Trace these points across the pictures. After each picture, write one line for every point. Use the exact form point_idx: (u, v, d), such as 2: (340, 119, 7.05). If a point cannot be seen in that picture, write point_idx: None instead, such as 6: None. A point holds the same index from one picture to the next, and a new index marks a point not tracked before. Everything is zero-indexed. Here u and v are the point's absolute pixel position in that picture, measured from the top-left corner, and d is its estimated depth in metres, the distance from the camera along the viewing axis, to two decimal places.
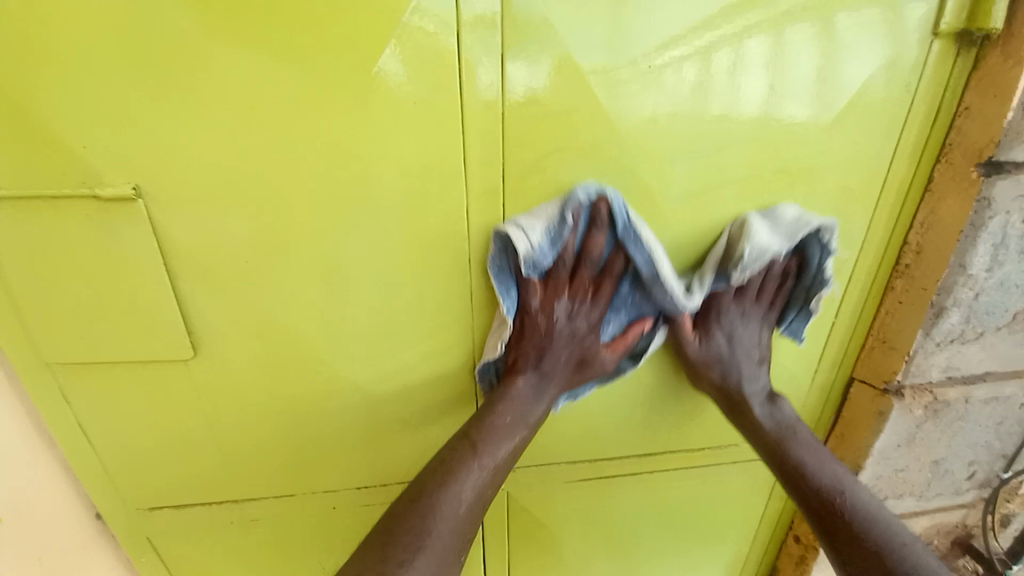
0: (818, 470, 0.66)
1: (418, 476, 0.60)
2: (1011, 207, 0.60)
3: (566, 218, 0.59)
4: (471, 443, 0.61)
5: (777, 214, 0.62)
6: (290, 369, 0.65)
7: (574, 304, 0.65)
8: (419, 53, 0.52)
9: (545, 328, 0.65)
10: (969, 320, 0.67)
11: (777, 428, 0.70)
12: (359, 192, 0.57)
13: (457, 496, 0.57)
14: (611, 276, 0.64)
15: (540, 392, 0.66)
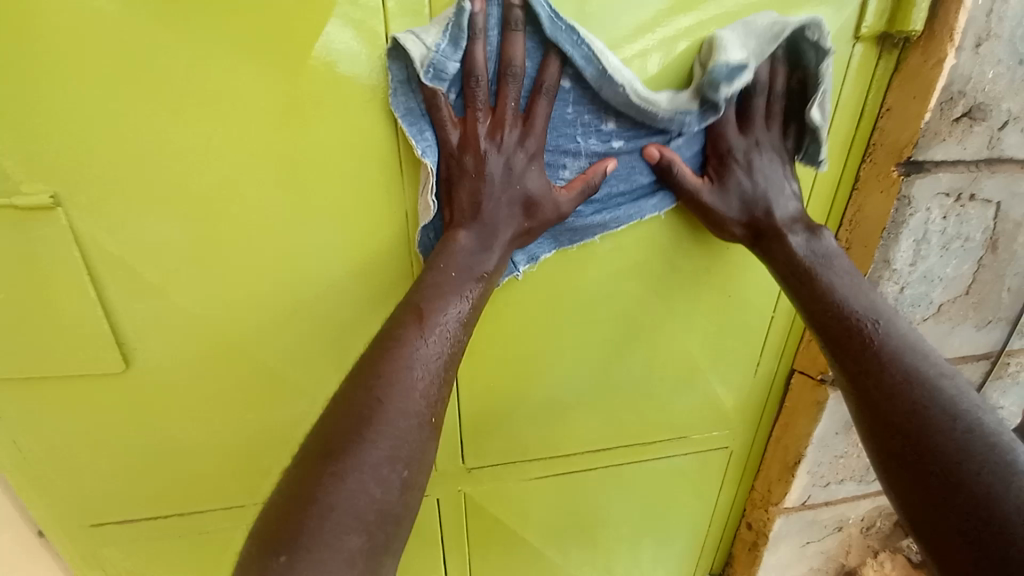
0: (850, 297, 0.57)
1: (361, 355, 0.46)
2: (931, 204, 0.63)
3: (465, 23, 0.51)
4: (416, 311, 0.49)
5: (751, 24, 0.56)
6: (234, 376, 0.64)
7: (504, 140, 0.55)
8: (351, 56, 0.52)
9: (474, 164, 0.54)
10: (896, 312, 0.70)
11: (814, 255, 0.60)
12: (296, 196, 0.56)
13: (402, 366, 0.44)
14: (546, 90, 0.55)
15: (488, 242, 0.55)
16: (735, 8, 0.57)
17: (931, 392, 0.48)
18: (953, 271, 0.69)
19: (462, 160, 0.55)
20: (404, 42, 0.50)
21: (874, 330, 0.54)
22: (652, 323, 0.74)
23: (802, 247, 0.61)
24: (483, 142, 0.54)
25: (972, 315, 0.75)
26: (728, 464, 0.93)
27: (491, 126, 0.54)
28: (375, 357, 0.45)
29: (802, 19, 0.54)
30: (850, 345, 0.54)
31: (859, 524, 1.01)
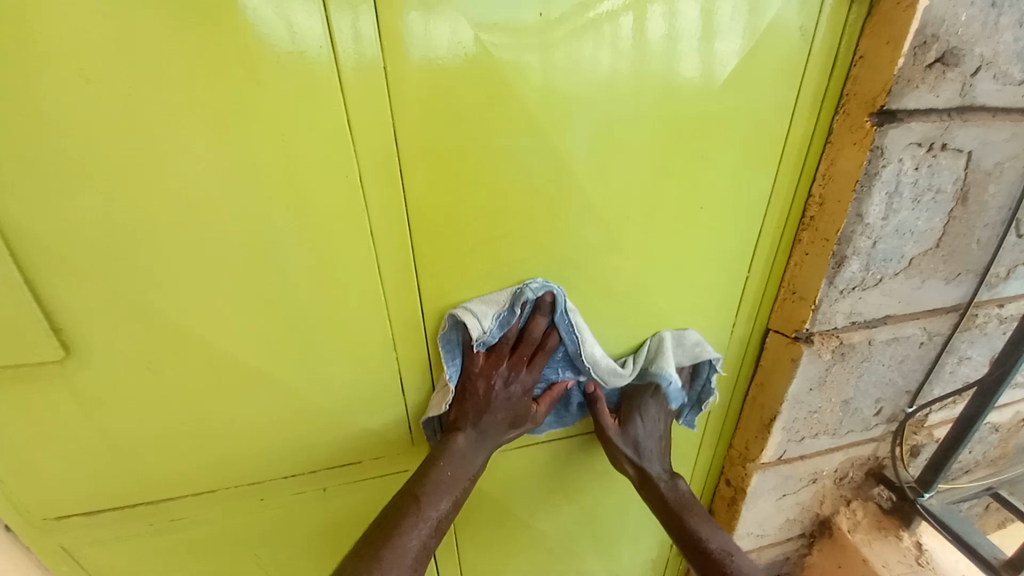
0: (712, 536, 0.69)
1: (359, 539, 0.60)
2: (903, 155, 0.61)
3: (511, 314, 0.67)
4: (415, 497, 0.63)
5: (683, 337, 0.78)
6: (192, 359, 0.62)
7: (509, 374, 0.69)
8: (282, 4, 0.47)
9: (484, 393, 0.69)
10: (868, 267, 0.70)
11: (677, 500, 0.73)
12: (239, 165, 0.53)
13: (395, 556, 0.58)
14: (547, 350, 0.70)
15: (481, 441, 0.69)
16: None
17: None
18: (924, 224, 0.69)
19: (472, 386, 0.68)
20: (464, 319, 0.64)
21: (728, 557, 0.66)
22: (626, 288, 0.73)
23: (668, 493, 0.74)
24: (498, 381, 0.69)
25: (941, 269, 0.75)
26: (706, 425, 0.94)
27: (506, 366, 0.69)
28: (374, 552, 0.58)
29: (715, 353, 0.77)
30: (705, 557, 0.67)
31: (832, 476, 1.05)
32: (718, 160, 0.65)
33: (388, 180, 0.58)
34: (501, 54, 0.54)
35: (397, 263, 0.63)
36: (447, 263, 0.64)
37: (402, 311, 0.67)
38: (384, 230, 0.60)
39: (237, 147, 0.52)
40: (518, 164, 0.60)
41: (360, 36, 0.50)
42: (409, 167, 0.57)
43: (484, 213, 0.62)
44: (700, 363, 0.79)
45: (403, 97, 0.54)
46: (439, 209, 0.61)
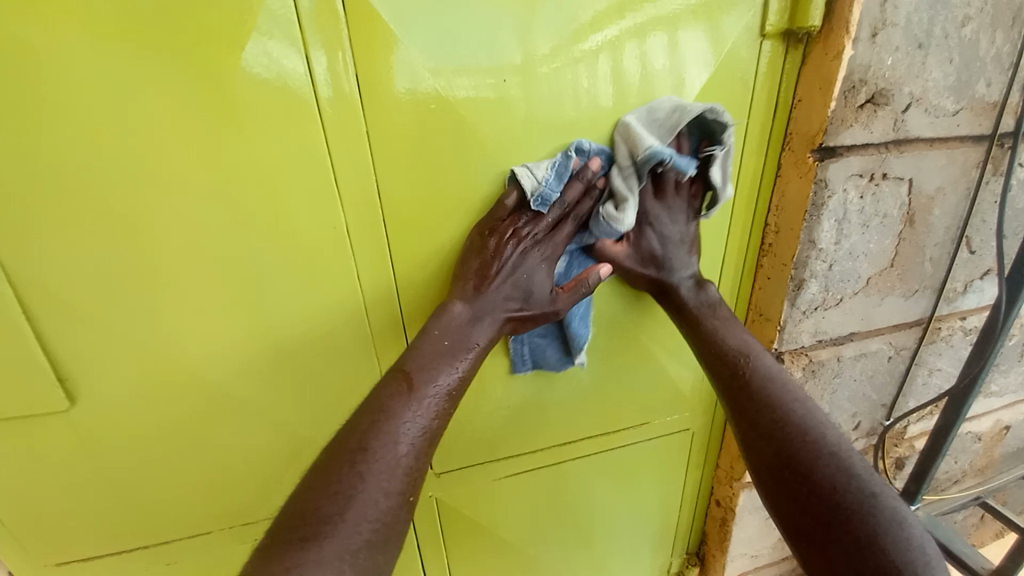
0: (729, 339, 0.68)
1: (341, 430, 0.54)
2: (846, 186, 0.67)
3: (568, 159, 0.63)
4: (406, 376, 0.57)
5: (655, 110, 0.63)
6: (187, 401, 0.64)
7: (527, 240, 0.64)
8: (274, 75, 0.53)
9: (496, 255, 0.64)
10: (827, 288, 0.74)
11: (699, 304, 0.71)
12: (233, 217, 0.58)
13: (393, 435, 0.52)
14: (578, 213, 0.66)
15: (478, 317, 0.63)
16: (662, 16, 0.60)
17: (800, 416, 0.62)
18: (876, 246, 0.74)
19: (488, 243, 0.64)
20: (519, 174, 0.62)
21: (745, 362, 0.66)
22: (601, 314, 0.77)
23: (690, 298, 0.71)
24: (521, 243, 0.64)
25: (898, 287, 0.80)
26: (692, 445, 0.97)
27: (524, 226, 0.64)
28: (360, 436, 0.52)
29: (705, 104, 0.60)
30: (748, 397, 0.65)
31: None
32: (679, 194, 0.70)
33: (372, 225, 0.63)
34: (472, 108, 0.60)
35: (383, 300, 0.68)
36: (431, 299, 0.69)
37: (389, 345, 0.70)
38: (369, 270, 0.65)
39: (233, 202, 0.57)
40: (492, 204, 0.66)
41: (340, 96, 0.56)
42: (391, 212, 0.63)
43: (463, 251, 0.67)
44: (696, 120, 0.63)
45: (383, 151, 0.59)
46: (420, 249, 0.66)
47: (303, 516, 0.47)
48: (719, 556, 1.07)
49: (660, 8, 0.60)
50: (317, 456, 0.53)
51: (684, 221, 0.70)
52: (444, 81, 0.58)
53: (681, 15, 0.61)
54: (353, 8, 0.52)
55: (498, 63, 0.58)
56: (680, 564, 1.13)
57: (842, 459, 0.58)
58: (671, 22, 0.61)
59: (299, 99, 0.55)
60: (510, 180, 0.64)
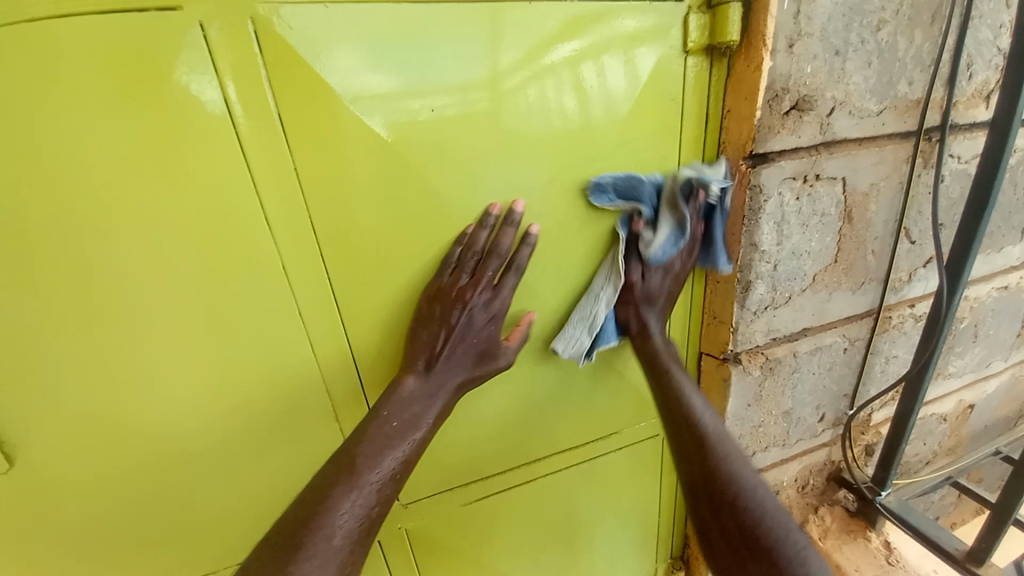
0: (689, 397, 0.72)
1: (291, 505, 0.56)
2: (782, 189, 0.69)
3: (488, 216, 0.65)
4: (349, 463, 0.57)
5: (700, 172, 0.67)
6: (133, 450, 0.63)
7: (473, 301, 0.64)
8: (194, 120, 0.53)
9: (445, 318, 0.64)
10: (775, 288, 0.76)
11: (669, 355, 0.74)
12: (166, 264, 0.57)
13: (328, 529, 0.53)
14: (516, 266, 0.66)
15: (432, 389, 0.64)
16: (604, 38, 0.63)
17: (740, 473, 0.66)
18: (818, 244, 0.77)
19: (434, 310, 0.65)
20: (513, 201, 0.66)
21: (700, 420, 0.70)
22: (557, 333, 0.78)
23: (662, 349, 0.74)
24: (467, 305, 0.64)
25: (844, 281, 0.83)
26: (662, 450, 0.98)
27: (466, 287, 0.64)
28: (292, 534, 0.53)
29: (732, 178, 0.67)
30: (661, 380, 0.73)
31: (794, 485, 1.09)
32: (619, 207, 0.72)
33: (312, 260, 0.62)
34: (433, 128, 0.61)
35: (333, 335, 0.67)
36: (379, 329, 0.69)
37: (342, 378, 0.70)
38: (311, 304, 0.64)
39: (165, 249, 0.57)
40: (433, 230, 0.66)
41: (267, 134, 0.56)
42: (330, 246, 0.62)
43: (408, 277, 0.67)
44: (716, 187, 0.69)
45: (316, 185, 0.59)
46: (363, 281, 0.65)
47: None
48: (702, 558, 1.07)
49: (601, 31, 0.62)
50: (253, 548, 0.54)
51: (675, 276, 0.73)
52: (371, 109, 0.58)
53: (620, 34, 0.63)
54: (271, 50, 0.53)
55: (458, 81, 0.60)
56: (665, 570, 1.13)
57: (765, 519, 0.62)
58: (614, 41, 0.63)
59: (223, 144, 0.55)
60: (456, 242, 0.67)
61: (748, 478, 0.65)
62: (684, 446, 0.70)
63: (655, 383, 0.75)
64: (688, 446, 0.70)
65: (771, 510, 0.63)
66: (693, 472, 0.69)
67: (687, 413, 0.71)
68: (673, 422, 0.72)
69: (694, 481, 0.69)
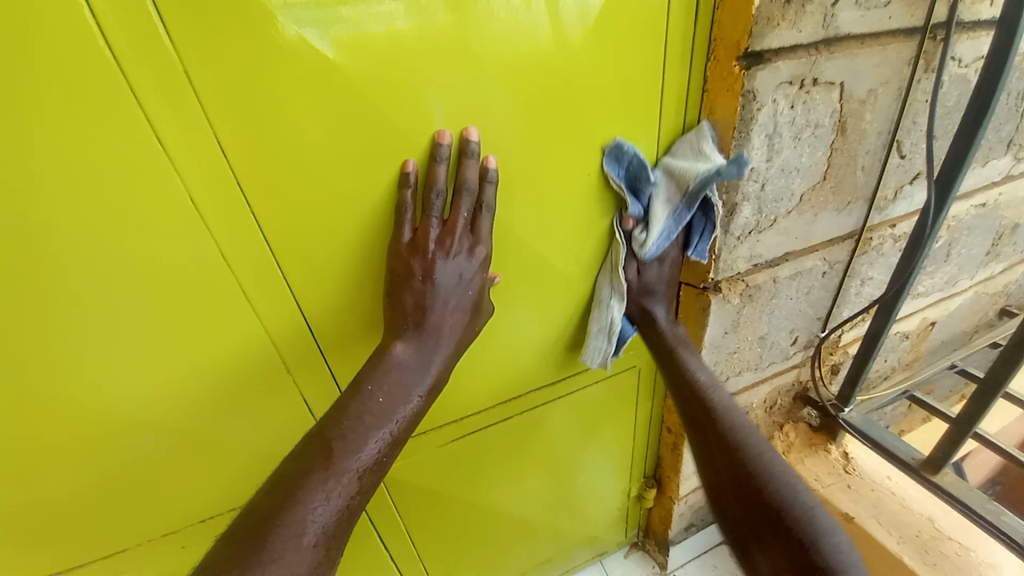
0: (697, 370, 0.75)
1: (260, 489, 0.52)
2: (777, 96, 0.62)
3: (441, 146, 0.56)
4: (326, 445, 0.53)
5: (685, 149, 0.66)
6: (49, 425, 0.56)
7: (453, 250, 0.58)
8: (31, 8, 0.40)
9: (427, 272, 0.58)
10: (760, 210, 0.71)
11: (674, 337, 0.76)
12: (39, 208, 0.46)
13: (300, 524, 0.48)
14: (486, 204, 0.60)
15: (423, 354, 0.59)
16: None
17: (742, 432, 0.69)
18: (808, 159, 0.70)
19: (412, 267, 0.58)
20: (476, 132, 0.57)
21: (708, 392, 0.73)
22: (529, 267, 0.71)
23: (666, 327, 0.76)
24: (447, 253, 0.58)
25: (831, 201, 0.78)
26: (638, 381, 0.97)
27: (441, 236, 0.58)
28: (257, 533, 0.47)
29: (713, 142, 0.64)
30: (669, 361, 0.76)
31: (763, 405, 1.11)
32: (593, 124, 0.63)
33: (229, 196, 0.52)
34: (376, 40, 0.50)
35: (269, 280, 0.58)
36: (322, 273, 0.60)
37: (286, 329, 0.62)
38: (237, 248, 0.55)
39: (33, 188, 0.45)
40: (378, 155, 0.56)
41: (141, 32, 0.43)
42: (251, 176, 0.52)
43: (351, 212, 0.58)
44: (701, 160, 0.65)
45: (222, 100, 0.48)
46: (299, 218, 0.56)
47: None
48: (674, 476, 1.11)
49: None
50: (212, 543, 0.49)
51: (661, 266, 0.74)
52: (292, 6, 0.46)
53: None
54: None
55: None
56: (638, 489, 1.17)
57: (762, 464, 0.66)
58: None
59: (82, 46, 0.42)
60: (404, 178, 0.57)
61: (749, 434, 0.69)
62: (695, 416, 0.73)
63: (664, 362, 0.77)
64: (696, 420, 0.73)
65: (767, 454, 0.67)
66: (704, 440, 0.72)
67: (682, 368, 0.75)
68: (682, 399, 0.75)
69: (703, 443, 0.72)
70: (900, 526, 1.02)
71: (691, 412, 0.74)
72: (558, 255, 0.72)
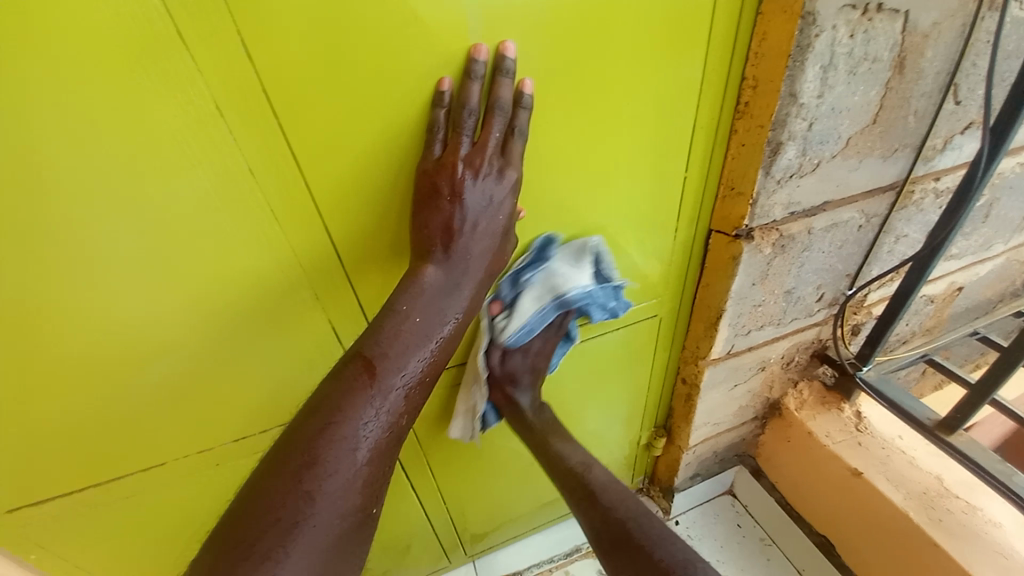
0: (570, 454, 0.80)
1: (303, 407, 0.52)
2: (837, 21, 0.58)
3: (477, 61, 0.53)
4: (368, 362, 0.52)
5: (573, 255, 0.71)
6: (80, 342, 0.55)
7: (483, 171, 0.56)
8: None
9: (456, 192, 0.55)
10: (805, 152, 0.68)
11: (539, 418, 0.83)
12: (57, 108, 0.43)
13: (352, 440, 0.49)
14: (519, 129, 0.57)
15: (455, 276, 0.58)
16: None
17: (621, 502, 0.72)
18: (861, 99, 0.66)
19: (439, 187, 0.56)
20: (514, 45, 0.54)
21: (582, 472, 0.77)
22: (558, 206, 0.69)
23: (533, 415, 0.83)
24: (477, 174, 0.55)
25: (878, 147, 0.73)
26: (658, 330, 0.95)
27: (471, 154, 0.55)
28: (307, 448, 0.48)
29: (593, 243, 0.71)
30: (539, 441, 0.82)
31: (780, 362, 1.10)
32: (638, 49, 0.59)
33: (255, 107, 0.49)
34: None
35: (296, 204, 0.56)
36: (346, 200, 0.58)
37: (312, 256, 0.61)
38: (265, 166, 0.53)
39: (47, 81, 0.42)
40: (412, 73, 0.52)
41: None
42: (279, 88, 0.49)
43: (377, 134, 0.55)
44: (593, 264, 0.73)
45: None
46: (328, 137, 0.53)
47: (238, 539, 0.44)
48: (684, 426, 1.13)
49: None
50: (259, 461, 0.49)
51: (525, 358, 0.79)
52: None
53: None
54: None
55: None
56: (648, 437, 1.20)
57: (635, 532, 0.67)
58: None
59: None
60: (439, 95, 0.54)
61: (627, 506, 0.71)
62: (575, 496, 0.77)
63: (545, 456, 0.82)
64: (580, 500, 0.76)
65: (647, 518, 0.69)
66: (589, 515, 0.74)
67: (557, 457, 0.80)
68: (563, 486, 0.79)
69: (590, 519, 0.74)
70: (908, 484, 1.03)
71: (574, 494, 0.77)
72: (589, 196, 0.69)
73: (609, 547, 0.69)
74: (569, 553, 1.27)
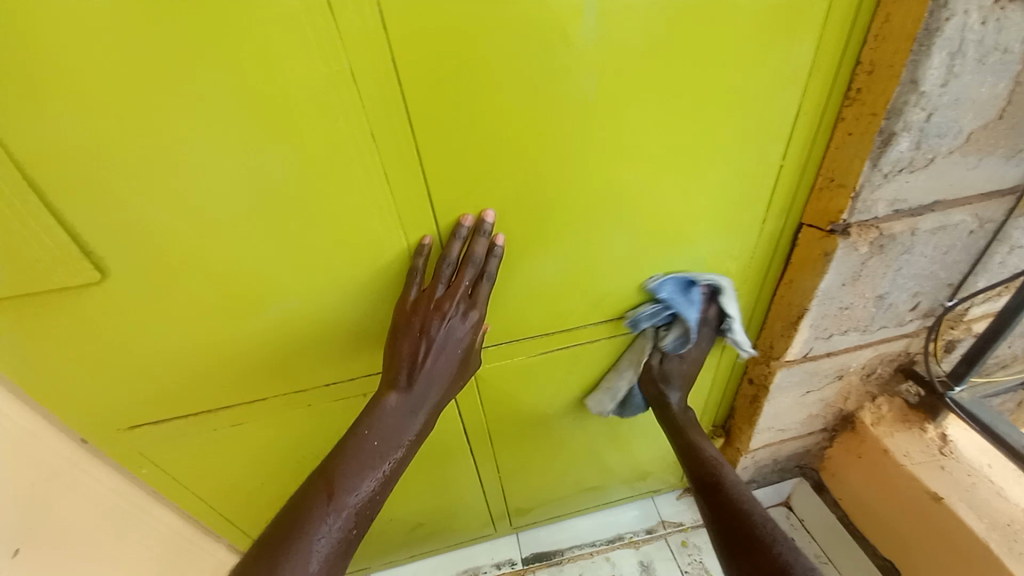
0: (707, 448, 0.84)
1: (269, 526, 0.60)
2: (971, 5, 0.54)
3: (460, 227, 0.65)
4: (326, 485, 0.61)
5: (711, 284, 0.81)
6: (211, 278, 0.63)
7: (451, 312, 0.64)
8: None
9: (427, 332, 0.65)
10: (919, 145, 0.64)
11: (683, 416, 0.89)
12: (220, 65, 0.49)
13: (306, 554, 0.57)
14: (487, 275, 0.66)
15: (412, 401, 0.67)
16: None
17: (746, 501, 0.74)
18: (989, 91, 0.62)
19: (413, 322, 0.65)
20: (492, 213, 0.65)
21: (716, 466, 0.81)
22: (648, 189, 0.69)
23: (679, 412, 0.88)
24: (445, 317, 0.64)
25: (1002, 145, 0.68)
26: None
27: (443, 296, 0.64)
28: (265, 565, 0.56)
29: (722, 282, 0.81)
30: (682, 439, 0.87)
31: (859, 372, 1.04)
32: (753, 28, 0.57)
33: (383, 75, 0.52)
34: None
35: (405, 169, 0.60)
36: (449, 170, 0.61)
37: (412, 221, 0.65)
38: (385, 132, 0.56)
39: (212, 42, 0.47)
40: (527, 49, 0.54)
41: None
42: (406, 57, 0.52)
43: (487, 108, 0.57)
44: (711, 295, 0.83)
45: None
46: (442, 108, 0.56)
47: None
48: (746, 428, 1.10)
49: None
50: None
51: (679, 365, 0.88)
52: None
53: None
54: None
55: None
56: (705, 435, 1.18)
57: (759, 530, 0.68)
58: None
59: None
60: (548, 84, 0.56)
61: (754, 505, 0.73)
62: (702, 486, 0.80)
63: (681, 448, 0.87)
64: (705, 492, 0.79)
65: (772, 521, 0.69)
66: (717, 505, 0.76)
67: (693, 446, 0.85)
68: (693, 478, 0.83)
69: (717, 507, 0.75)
70: (991, 513, 0.95)
71: (700, 483, 0.81)
72: (680, 180, 0.69)
73: (725, 517, 0.73)
74: (611, 540, 1.26)
